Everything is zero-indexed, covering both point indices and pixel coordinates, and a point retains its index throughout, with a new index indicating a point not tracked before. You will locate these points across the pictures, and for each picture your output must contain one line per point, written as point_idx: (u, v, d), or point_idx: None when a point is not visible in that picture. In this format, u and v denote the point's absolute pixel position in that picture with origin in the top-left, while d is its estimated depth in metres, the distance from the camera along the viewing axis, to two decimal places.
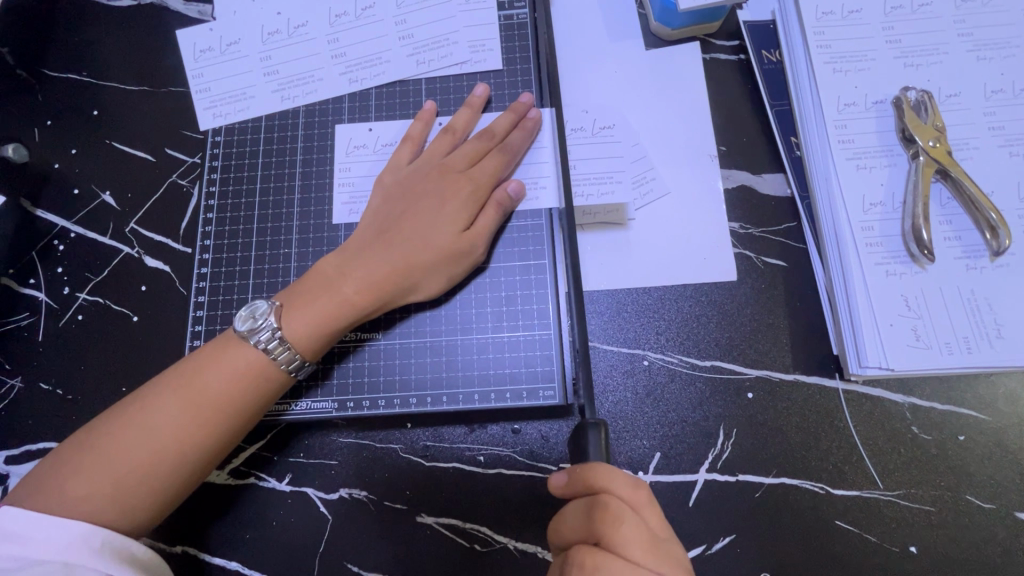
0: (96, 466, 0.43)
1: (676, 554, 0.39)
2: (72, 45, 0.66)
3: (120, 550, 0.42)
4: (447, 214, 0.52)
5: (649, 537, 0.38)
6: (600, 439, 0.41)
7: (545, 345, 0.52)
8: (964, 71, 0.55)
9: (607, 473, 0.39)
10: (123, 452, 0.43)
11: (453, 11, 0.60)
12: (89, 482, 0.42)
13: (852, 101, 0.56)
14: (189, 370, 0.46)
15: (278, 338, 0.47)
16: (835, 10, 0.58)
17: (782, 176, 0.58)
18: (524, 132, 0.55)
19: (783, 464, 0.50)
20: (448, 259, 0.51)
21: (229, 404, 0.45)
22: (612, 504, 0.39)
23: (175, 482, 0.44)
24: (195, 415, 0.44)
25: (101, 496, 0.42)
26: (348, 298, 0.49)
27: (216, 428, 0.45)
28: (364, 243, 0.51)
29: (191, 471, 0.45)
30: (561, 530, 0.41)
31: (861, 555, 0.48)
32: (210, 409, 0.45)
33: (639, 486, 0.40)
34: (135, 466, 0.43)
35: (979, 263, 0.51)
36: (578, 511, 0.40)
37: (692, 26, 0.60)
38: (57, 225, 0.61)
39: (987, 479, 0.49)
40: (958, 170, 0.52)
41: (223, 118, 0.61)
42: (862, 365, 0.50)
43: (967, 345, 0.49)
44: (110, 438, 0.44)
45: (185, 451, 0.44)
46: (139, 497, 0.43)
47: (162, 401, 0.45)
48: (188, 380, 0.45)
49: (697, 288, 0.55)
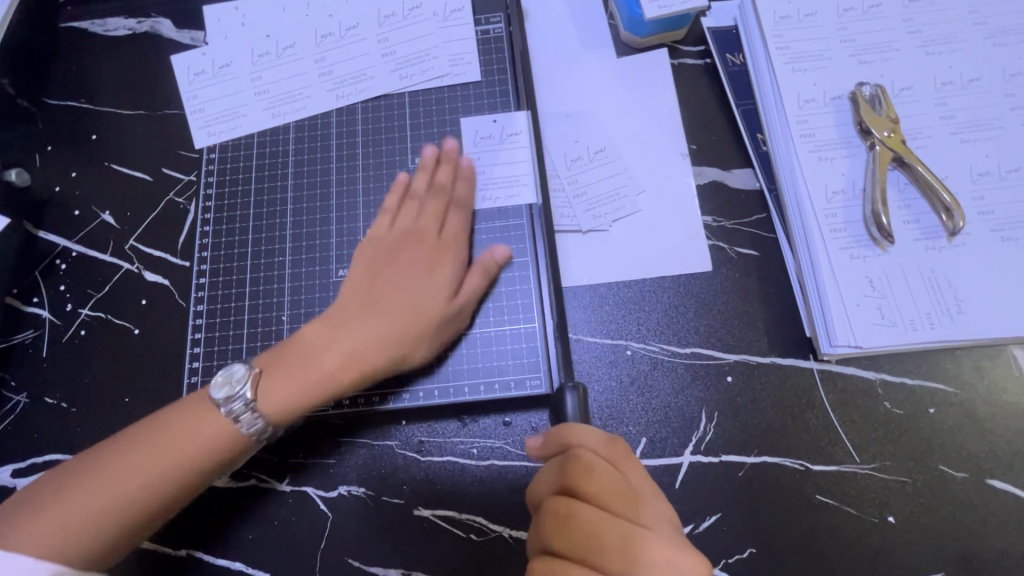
0: (63, 510, 0.44)
1: (659, 507, 0.40)
2: (70, 74, 0.69)
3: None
4: (429, 277, 0.53)
5: (626, 486, 0.40)
6: (577, 396, 0.50)
7: (530, 338, 0.55)
8: (915, 65, 0.59)
9: (581, 431, 0.43)
10: (89, 497, 0.44)
11: (432, 28, 0.63)
12: (56, 524, 0.43)
13: (812, 98, 0.59)
14: (166, 420, 0.47)
15: (251, 409, 0.47)
16: (792, 14, 0.62)
17: (751, 170, 0.61)
18: (467, 187, 0.57)
19: (764, 443, 0.53)
20: (436, 329, 0.52)
21: (196, 460, 0.46)
22: (585, 456, 0.41)
23: (138, 527, 0.46)
24: (167, 451, 0.46)
25: (64, 540, 0.43)
26: (330, 372, 0.49)
27: (183, 484, 0.46)
28: (346, 311, 0.52)
29: (154, 519, 0.46)
30: (536, 491, 0.43)
31: (842, 527, 0.50)
32: (182, 462, 0.46)
33: (616, 441, 0.43)
34: (102, 511, 0.44)
35: (937, 243, 0.54)
36: (558, 465, 0.42)
37: (660, 34, 0.64)
38: (59, 245, 0.63)
39: (958, 449, 0.51)
40: (912, 157, 0.55)
41: (217, 137, 0.64)
42: (833, 344, 0.52)
43: (929, 321, 0.52)
44: (82, 480, 0.45)
45: (150, 498, 0.45)
46: (103, 539, 0.44)
47: (138, 448, 0.46)
48: (167, 430, 0.47)
49: (675, 279, 0.58)
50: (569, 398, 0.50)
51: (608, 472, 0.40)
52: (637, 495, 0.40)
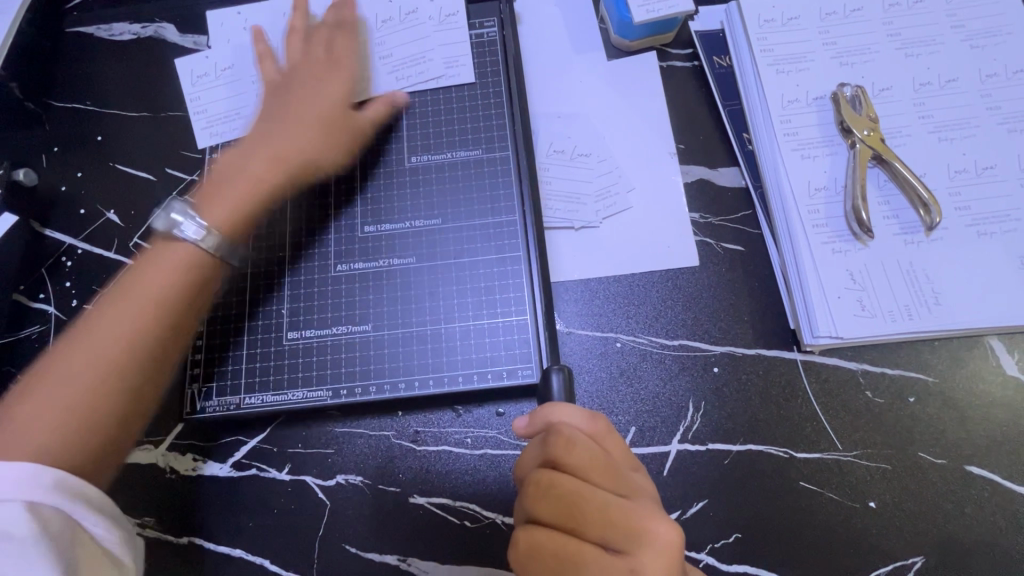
0: (50, 390, 0.44)
1: (639, 482, 0.42)
2: (76, 77, 0.71)
3: (72, 489, 0.40)
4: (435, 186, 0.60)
5: (604, 459, 0.41)
6: (563, 379, 0.49)
7: (522, 329, 0.56)
8: (895, 66, 0.61)
9: (563, 410, 0.44)
10: (71, 372, 0.45)
11: (428, 33, 0.65)
12: (46, 405, 0.44)
13: (795, 99, 0.61)
14: (129, 277, 0.50)
15: None
16: (776, 18, 0.64)
17: (737, 168, 0.63)
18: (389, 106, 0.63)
19: (749, 432, 0.54)
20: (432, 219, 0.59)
21: (156, 305, 0.49)
22: (568, 431, 0.42)
23: (120, 403, 0.46)
24: (142, 330, 0.47)
25: (52, 418, 0.43)
26: (219, 213, 0.54)
27: (132, 341, 0.47)
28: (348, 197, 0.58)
29: (136, 390, 0.47)
30: (522, 466, 0.44)
31: (825, 512, 0.52)
32: (147, 309, 0.48)
33: (597, 417, 0.44)
34: (84, 386, 0.45)
35: (916, 238, 0.56)
36: (541, 440, 0.43)
37: (648, 37, 0.66)
38: (65, 243, 0.65)
39: (937, 436, 0.53)
40: (892, 154, 0.57)
41: (219, 137, 0.66)
42: (815, 335, 0.54)
43: (908, 313, 0.53)
44: (60, 362, 0.46)
45: (127, 369, 0.46)
46: (87, 414, 0.44)
47: (97, 318, 0.48)
48: (129, 285, 0.49)
49: (663, 274, 0.59)
50: (554, 381, 0.49)
51: (590, 446, 0.41)
52: (618, 469, 0.42)
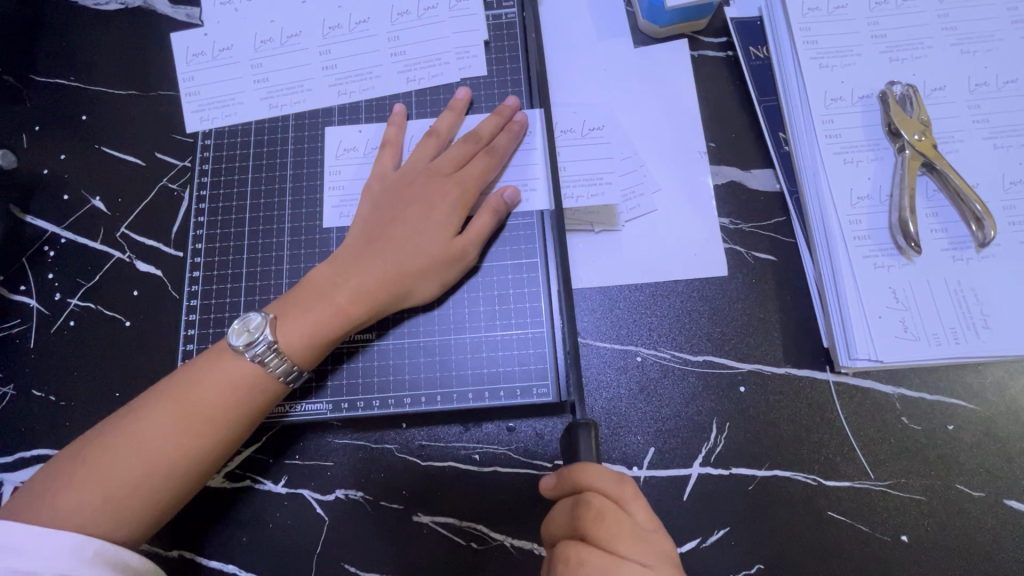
0: (102, 471, 0.42)
1: (666, 547, 0.40)
2: (59, 50, 0.66)
3: (111, 560, 0.40)
4: (437, 219, 0.52)
5: (635, 529, 0.39)
6: (590, 437, 0.43)
7: (537, 343, 0.52)
8: (949, 64, 0.56)
9: (591, 473, 0.40)
10: (126, 456, 0.43)
11: (441, 12, 0.60)
12: (97, 486, 0.42)
13: (839, 96, 0.56)
14: (186, 380, 0.46)
15: (274, 351, 0.47)
16: (821, 6, 0.58)
17: (771, 171, 0.58)
18: (510, 135, 0.54)
19: (776, 456, 0.51)
20: (437, 266, 0.51)
21: (222, 418, 0.45)
22: (595, 500, 0.39)
23: (178, 484, 0.44)
24: (199, 426, 0.44)
25: (105, 503, 0.41)
26: (341, 308, 0.49)
27: (176, 466, 0.43)
28: (356, 250, 0.51)
29: (194, 473, 0.44)
30: (550, 529, 0.42)
31: (853, 545, 0.49)
32: (198, 418, 0.44)
33: (625, 480, 0.41)
34: (139, 471, 0.42)
35: (965, 254, 0.52)
36: (567, 508, 0.41)
37: (680, 23, 0.61)
38: (47, 231, 0.61)
39: (976, 467, 0.50)
40: (943, 162, 0.52)
41: (211, 122, 0.61)
42: (852, 357, 0.50)
43: (954, 336, 0.50)
44: (113, 442, 0.43)
45: (183, 459, 0.44)
46: (144, 496, 0.43)
47: (154, 412, 0.44)
48: (183, 395, 0.45)
49: (689, 283, 0.55)
50: (580, 438, 0.43)
51: (615, 515, 0.39)
52: (644, 537, 0.39)
